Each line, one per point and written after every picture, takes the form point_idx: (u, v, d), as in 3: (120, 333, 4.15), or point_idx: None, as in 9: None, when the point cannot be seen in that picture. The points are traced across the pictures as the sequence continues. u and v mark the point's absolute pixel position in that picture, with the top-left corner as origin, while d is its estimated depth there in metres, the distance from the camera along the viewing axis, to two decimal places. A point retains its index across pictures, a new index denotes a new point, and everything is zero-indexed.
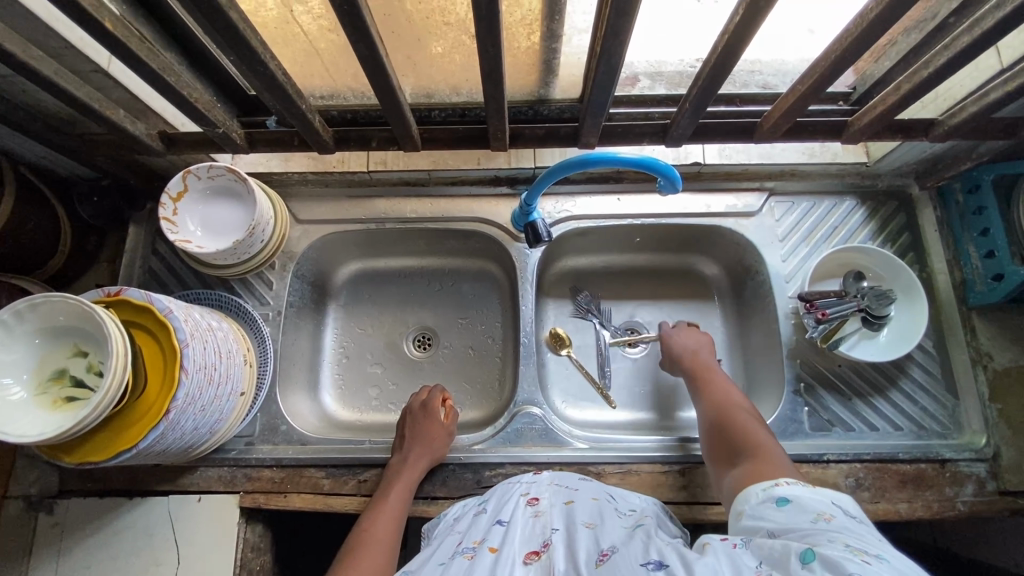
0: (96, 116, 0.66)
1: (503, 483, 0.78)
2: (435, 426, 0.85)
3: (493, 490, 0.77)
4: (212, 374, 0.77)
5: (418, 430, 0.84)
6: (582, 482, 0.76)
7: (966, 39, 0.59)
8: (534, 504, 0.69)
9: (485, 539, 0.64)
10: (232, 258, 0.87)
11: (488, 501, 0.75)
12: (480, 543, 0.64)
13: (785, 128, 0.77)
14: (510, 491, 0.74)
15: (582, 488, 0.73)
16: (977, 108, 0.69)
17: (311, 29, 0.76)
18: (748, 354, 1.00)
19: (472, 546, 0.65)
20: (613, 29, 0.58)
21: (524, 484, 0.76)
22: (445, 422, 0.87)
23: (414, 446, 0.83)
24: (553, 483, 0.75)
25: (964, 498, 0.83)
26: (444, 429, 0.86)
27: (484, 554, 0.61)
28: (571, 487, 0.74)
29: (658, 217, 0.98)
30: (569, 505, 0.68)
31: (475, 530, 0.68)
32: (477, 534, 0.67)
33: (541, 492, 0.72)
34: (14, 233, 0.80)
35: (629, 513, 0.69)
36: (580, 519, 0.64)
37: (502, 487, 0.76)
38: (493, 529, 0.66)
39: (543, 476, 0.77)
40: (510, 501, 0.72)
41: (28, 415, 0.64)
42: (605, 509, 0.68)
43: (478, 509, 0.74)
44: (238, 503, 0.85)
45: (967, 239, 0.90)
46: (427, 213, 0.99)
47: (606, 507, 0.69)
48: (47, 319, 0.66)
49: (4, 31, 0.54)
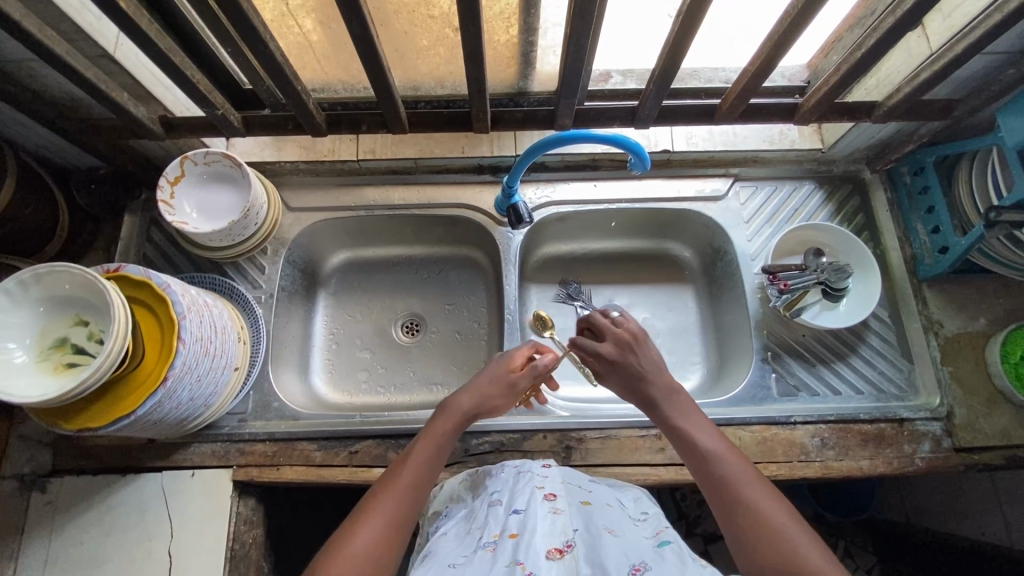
0: (104, 98, 0.71)
1: (511, 475, 0.75)
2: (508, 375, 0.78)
3: (502, 482, 0.74)
4: (209, 346, 0.79)
5: (496, 375, 0.77)
6: (592, 485, 0.75)
7: (893, 20, 0.67)
8: (551, 499, 0.67)
9: (504, 530, 0.62)
10: (225, 240, 0.91)
11: (500, 492, 0.71)
12: (502, 535, 0.61)
13: (742, 109, 0.85)
14: (525, 481, 0.71)
15: (594, 490, 0.73)
16: (910, 88, 0.77)
17: (305, 23, 0.82)
18: (720, 331, 1.06)
19: (493, 540, 0.62)
20: (581, 12, 0.64)
21: (538, 477, 0.72)
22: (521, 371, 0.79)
23: (473, 385, 0.76)
24: (565, 483, 0.73)
25: (921, 454, 0.88)
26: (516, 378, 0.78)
27: (508, 544, 0.59)
28: (584, 488, 0.73)
29: (633, 201, 1.04)
30: (586, 506, 0.67)
31: (492, 521, 0.65)
32: (496, 527, 0.63)
33: (557, 489, 0.69)
34: (17, 214, 0.84)
35: (642, 520, 0.69)
36: (601, 523, 0.63)
37: (514, 477, 0.74)
38: (511, 518, 0.64)
39: (553, 471, 0.75)
40: (524, 491, 0.69)
41: (29, 379, 0.67)
42: (620, 516, 0.68)
43: (493, 501, 0.70)
44: (231, 477, 0.87)
45: (916, 217, 0.97)
46: (414, 200, 1.05)
47: (621, 515, 0.68)
48: (50, 289, 0.70)
49: (23, 13, 0.60)
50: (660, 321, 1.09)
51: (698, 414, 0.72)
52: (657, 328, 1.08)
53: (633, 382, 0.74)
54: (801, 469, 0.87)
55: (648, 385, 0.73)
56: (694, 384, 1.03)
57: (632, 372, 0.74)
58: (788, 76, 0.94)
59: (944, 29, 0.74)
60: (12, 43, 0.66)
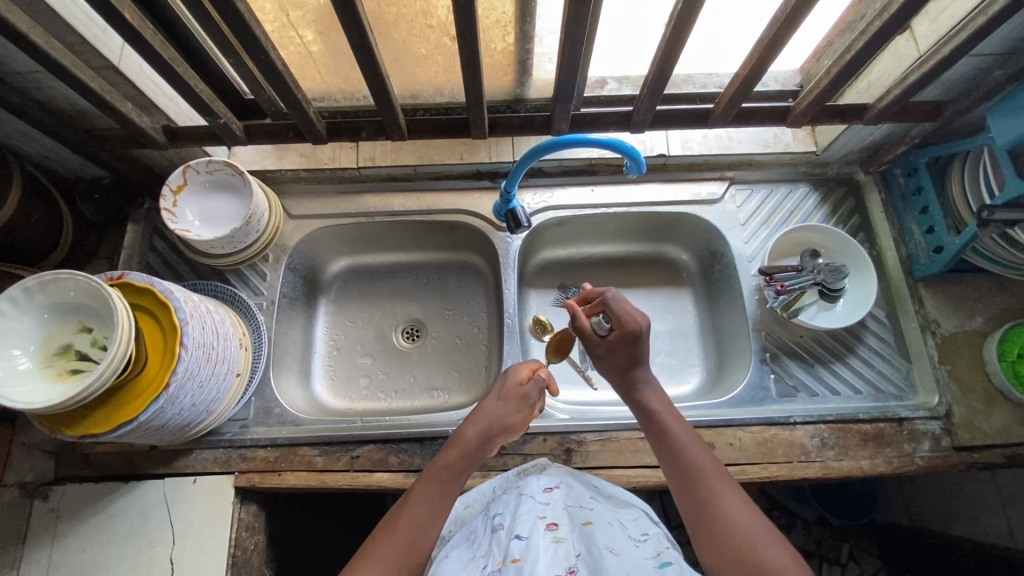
0: (108, 107, 0.73)
1: (513, 496, 0.74)
2: (516, 391, 0.79)
3: (504, 504, 0.72)
4: (211, 353, 0.80)
5: (506, 395, 0.78)
6: (592, 501, 0.74)
7: (880, 22, 0.68)
8: (553, 528, 0.66)
9: (507, 556, 0.61)
10: (227, 247, 0.92)
11: (502, 514, 0.70)
12: (504, 562, 0.61)
13: (735, 112, 0.86)
14: (526, 506, 0.70)
15: (596, 507, 0.72)
16: (900, 90, 0.78)
17: (306, 34, 0.83)
18: (718, 333, 1.06)
19: (497, 569, 0.61)
20: (575, 21, 0.66)
21: (538, 504, 0.71)
22: (528, 393, 0.80)
23: (481, 411, 0.77)
24: (568, 505, 0.71)
25: (921, 453, 0.89)
26: (524, 392, 0.79)
27: (511, 571, 0.59)
28: (586, 507, 0.71)
29: (630, 205, 1.05)
30: (587, 527, 0.66)
31: (495, 549, 0.65)
32: (499, 555, 0.63)
33: (558, 517, 0.68)
34: (22, 222, 0.85)
35: (642, 539, 0.68)
36: (602, 542, 0.63)
37: (516, 499, 0.72)
38: (513, 544, 0.63)
39: (555, 495, 0.73)
40: (526, 516, 0.68)
41: (34, 385, 0.67)
42: (621, 535, 0.67)
43: (494, 525, 0.69)
44: (232, 483, 0.88)
45: (910, 217, 0.98)
46: (414, 207, 1.06)
47: (622, 534, 0.67)
48: (54, 296, 0.70)
49: (31, 25, 0.62)
50: (659, 325, 1.09)
51: (671, 407, 0.75)
52: (656, 331, 1.08)
53: (626, 367, 0.77)
54: (801, 469, 0.87)
55: (644, 370, 0.76)
56: (694, 386, 1.04)
57: (632, 359, 0.76)
58: (781, 80, 0.96)
59: (930, 33, 0.76)
60: (19, 54, 0.68)
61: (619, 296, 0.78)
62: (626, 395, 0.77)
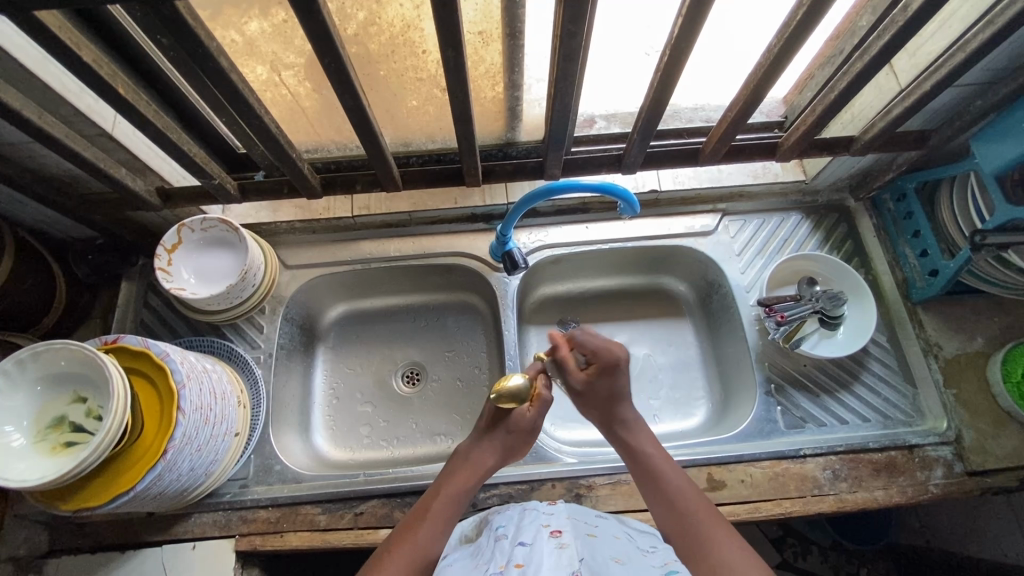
0: (102, 174, 0.74)
1: (516, 510, 0.71)
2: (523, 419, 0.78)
3: (507, 517, 0.69)
4: (208, 414, 0.78)
5: (511, 427, 0.77)
6: (598, 519, 0.71)
7: (861, 64, 0.70)
8: (558, 535, 0.63)
9: (510, 560, 0.58)
10: (223, 303, 0.91)
11: (504, 526, 0.67)
12: (507, 565, 0.58)
13: (724, 150, 0.88)
14: (529, 518, 0.67)
15: (600, 524, 0.70)
16: (885, 123, 0.80)
17: (297, 90, 0.85)
18: (721, 364, 1.06)
19: (497, 572, 0.58)
20: (563, 77, 0.67)
21: (542, 514, 0.68)
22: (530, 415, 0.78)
23: (493, 437, 0.78)
24: (571, 518, 0.69)
25: (935, 481, 0.87)
26: (530, 420, 0.78)
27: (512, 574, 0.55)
28: (590, 523, 0.69)
29: (625, 240, 1.06)
30: (592, 539, 0.64)
31: (496, 555, 0.61)
32: (500, 558, 0.60)
33: (563, 524, 0.65)
34: (14, 289, 0.85)
35: (650, 551, 0.66)
36: (607, 553, 0.61)
37: (519, 513, 0.69)
38: (517, 551, 0.60)
39: (559, 506, 0.71)
40: (531, 526, 0.65)
41: (26, 462, 0.65)
42: (628, 548, 0.65)
43: (498, 535, 0.66)
44: (234, 547, 0.85)
45: (903, 242, 0.99)
46: (409, 251, 1.06)
47: (628, 547, 0.65)
48: (47, 367, 0.69)
49: (23, 102, 0.62)
50: (662, 357, 1.08)
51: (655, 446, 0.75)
52: (659, 363, 1.07)
53: (607, 403, 0.79)
54: (815, 504, 0.85)
55: (627, 407, 0.78)
56: (701, 420, 1.02)
57: (611, 394, 0.79)
58: (766, 111, 0.98)
59: (912, 67, 0.78)
60: (12, 129, 0.68)
61: (590, 332, 0.85)
62: (609, 431, 0.78)
